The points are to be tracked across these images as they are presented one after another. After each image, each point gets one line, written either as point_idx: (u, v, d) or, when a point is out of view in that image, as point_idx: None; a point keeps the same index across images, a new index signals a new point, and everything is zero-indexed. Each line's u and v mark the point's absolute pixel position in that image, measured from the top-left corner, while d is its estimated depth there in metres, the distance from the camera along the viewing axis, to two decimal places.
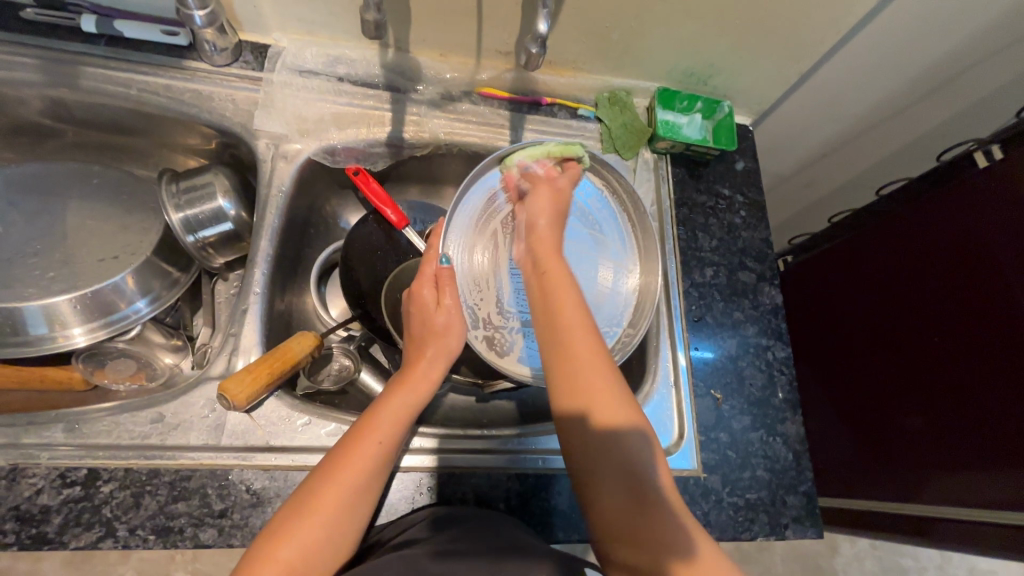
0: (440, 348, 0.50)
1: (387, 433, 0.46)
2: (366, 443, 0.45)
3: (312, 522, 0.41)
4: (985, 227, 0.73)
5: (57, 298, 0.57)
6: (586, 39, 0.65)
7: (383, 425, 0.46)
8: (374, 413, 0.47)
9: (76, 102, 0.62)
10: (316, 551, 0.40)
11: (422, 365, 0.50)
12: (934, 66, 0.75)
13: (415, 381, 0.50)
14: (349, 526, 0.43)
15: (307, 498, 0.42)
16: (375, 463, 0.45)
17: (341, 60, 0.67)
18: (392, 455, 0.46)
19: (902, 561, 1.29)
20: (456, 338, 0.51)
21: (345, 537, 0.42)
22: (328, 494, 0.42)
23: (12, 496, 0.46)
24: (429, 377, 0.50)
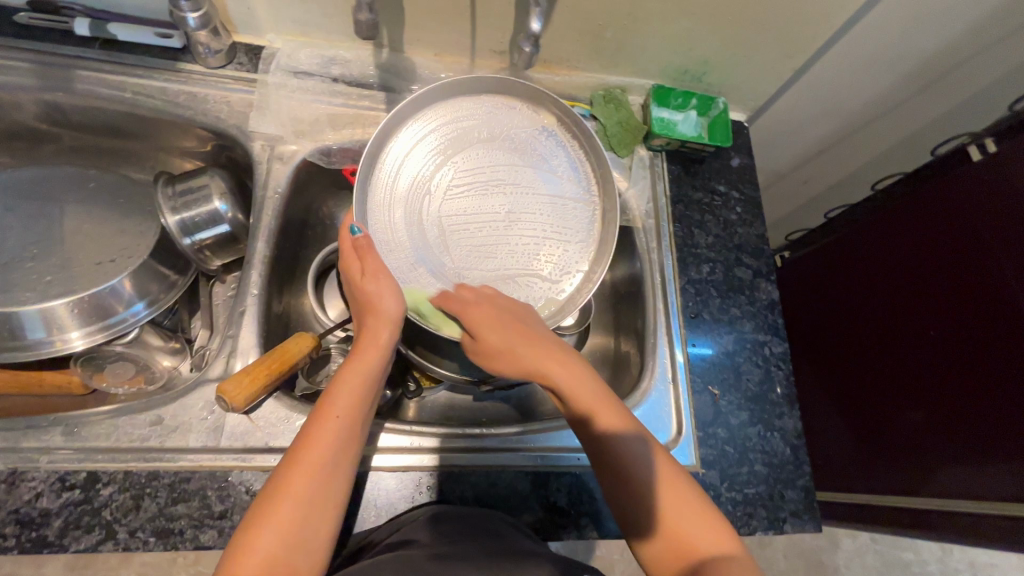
0: (383, 317, 0.50)
1: (342, 407, 0.44)
2: (323, 420, 0.43)
3: (282, 506, 0.39)
4: (981, 221, 0.73)
5: (54, 302, 0.57)
6: (580, 37, 0.65)
7: (338, 400, 0.45)
8: (329, 391, 0.45)
9: (72, 106, 0.62)
10: (298, 536, 0.39)
11: (371, 335, 0.49)
12: (928, 61, 0.75)
13: (365, 349, 0.48)
14: (327, 504, 0.41)
15: (274, 487, 0.40)
16: (337, 436, 0.43)
17: (335, 61, 0.67)
18: (355, 427, 0.45)
19: (902, 554, 1.30)
20: (395, 302, 0.50)
21: (328, 517, 0.41)
22: (294, 478, 0.40)
23: (11, 500, 0.46)
24: (380, 344, 0.49)
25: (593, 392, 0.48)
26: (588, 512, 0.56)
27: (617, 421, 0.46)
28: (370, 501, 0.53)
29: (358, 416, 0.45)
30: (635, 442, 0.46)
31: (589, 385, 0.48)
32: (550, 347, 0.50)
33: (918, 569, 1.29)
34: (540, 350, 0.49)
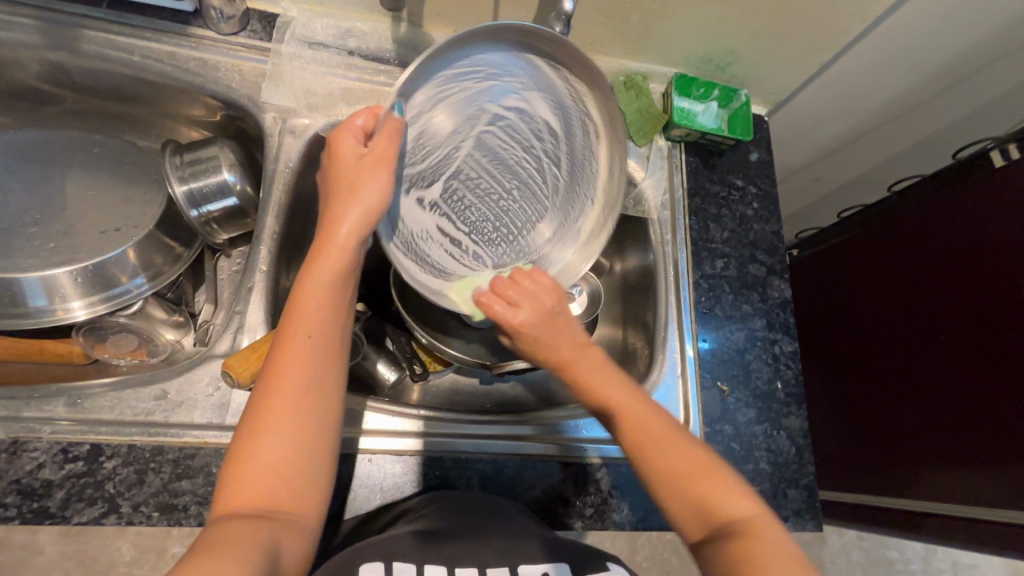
0: (357, 204, 0.44)
1: (312, 326, 0.41)
2: (298, 338, 0.41)
3: (268, 440, 0.38)
4: (994, 228, 0.73)
5: (58, 270, 0.55)
6: (605, 20, 0.63)
7: (309, 311, 0.42)
8: (293, 308, 0.42)
9: (77, 68, 0.60)
10: (293, 463, 0.38)
11: (342, 228, 0.44)
12: (953, 63, 0.74)
13: (327, 249, 0.43)
14: (317, 425, 0.40)
15: (255, 415, 0.39)
16: (315, 350, 0.41)
17: (352, 33, 0.65)
18: (332, 334, 0.43)
19: (887, 552, 1.32)
20: (370, 204, 0.44)
21: (320, 431, 0.40)
22: (275, 405, 0.39)
23: (13, 470, 0.45)
24: (336, 245, 0.43)
25: (606, 371, 0.48)
26: (592, 503, 0.56)
27: (631, 402, 0.46)
28: (376, 484, 0.52)
29: (332, 329, 0.43)
30: (656, 427, 0.45)
31: (607, 370, 0.48)
32: (573, 334, 0.48)
33: (901, 568, 1.32)
34: (567, 334, 0.48)
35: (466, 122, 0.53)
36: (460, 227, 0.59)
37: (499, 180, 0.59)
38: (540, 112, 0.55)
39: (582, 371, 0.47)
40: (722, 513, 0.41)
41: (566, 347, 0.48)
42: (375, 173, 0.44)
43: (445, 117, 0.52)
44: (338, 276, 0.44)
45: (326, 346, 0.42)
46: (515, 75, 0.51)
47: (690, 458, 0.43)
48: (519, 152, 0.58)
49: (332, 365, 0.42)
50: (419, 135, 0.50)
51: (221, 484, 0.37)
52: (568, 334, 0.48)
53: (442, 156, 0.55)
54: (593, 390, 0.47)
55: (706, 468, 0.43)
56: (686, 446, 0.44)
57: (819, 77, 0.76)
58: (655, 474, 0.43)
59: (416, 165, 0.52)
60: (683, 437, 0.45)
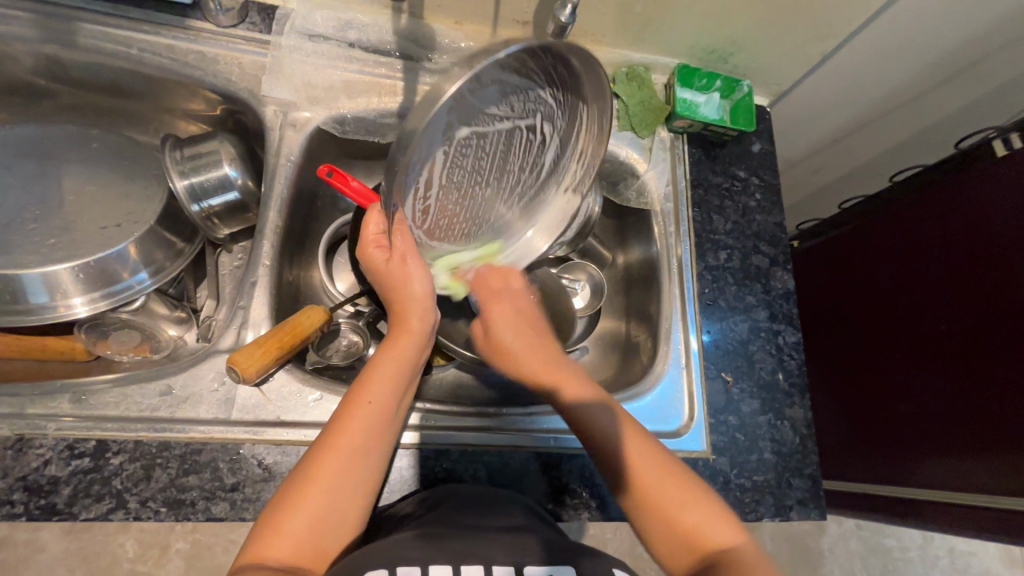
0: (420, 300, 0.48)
1: (375, 395, 0.45)
2: (355, 410, 0.44)
3: (309, 495, 0.40)
4: (996, 218, 0.73)
5: (57, 267, 0.55)
6: (607, 10, 0.63)
7: (373, 390, 0.45)
8: (365, 376, 0.46)
9: (74, 61, 0.59)
10: (327, 521, 0.40)
11: (410, 315, 0.48)
12: (955, 52, 0.74)
13: (398, 336, 0.48)
14: (353, 494, 0.42)
15: (301, 474, 0.41)
16: (371, 423, 0.44)
17: (352, 25, 0.64)
18: (390, 417, 0.45)
19: (885, 541, 1.33)
20: (424, 284, 0.48)
21: (353, 508, 0.42)
22: (319, 469, 0.41)
23: (18, 467, 0.45)
24: (413, 328, 0.48)
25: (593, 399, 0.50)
26: (599, 494, 0.56)
27: (623, 436, 0.47)
28: (382, 477, 0.52)
29: (394, 406, 0.46)
30: (639, 448, 0.46)
31: (591, 397, 0.50)
32: (537, 343, 0.55)
33: (900, 555, 1.33)
34: (534, 343, 0.54)
35: (493, 123, 0.48)
36: (440, 222, 0.53)
37: (485, 170, 0.53)
38: (548, 130, 0.54)
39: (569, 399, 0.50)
40: (701, 541, 0.42)
41: (528, 351, 0.54)
42: (417, 261, 0.47)
43: (474, 104, 0.43)
44: (409, 357, 0.48)
45: (389, 419, 0.45)
46: (552, 91, 0.50)
47: (678, 489, 0.44)
48: (515, 152, 0.53)
49: (385, 443, 0.45)
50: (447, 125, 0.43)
51: (262, 522, 0.39)
52: (540, 353, 0.53)
53: (462, 145, 0.47)
54: (581, 417, 0.49)
55: (686, 496, 0.44)
56: (671, 476, 0.45)
57: (821, 67, 0.76)
58: (641, 503, 0.44)
59: (433, 152, 0.44)
60: (660, 473, 0.45)
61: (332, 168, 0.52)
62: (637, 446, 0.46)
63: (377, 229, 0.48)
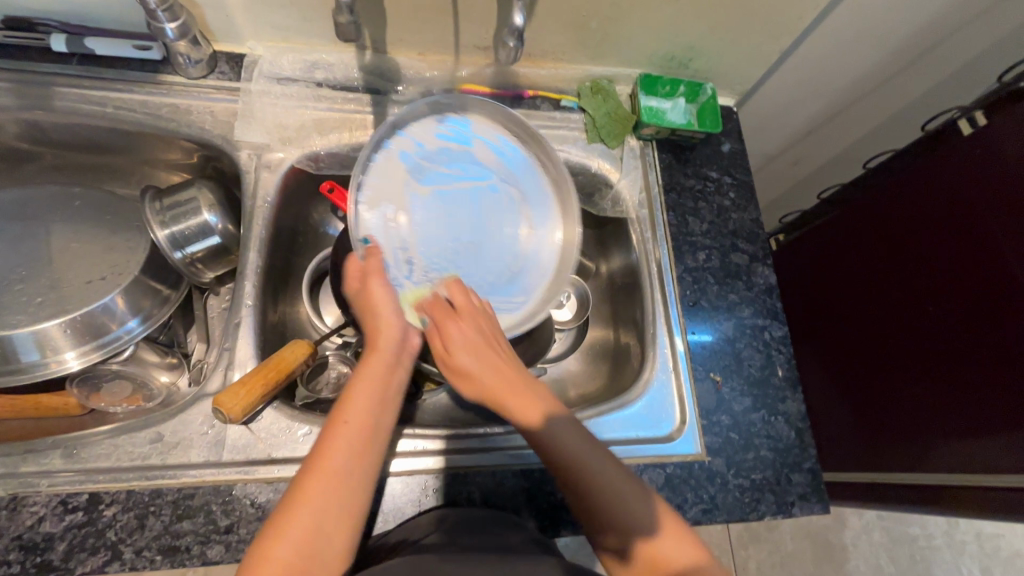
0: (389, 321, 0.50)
1: (355, 416, 0.45)
2: (334, 430, 0.44)
3: (296, 520, 0.40)
4: (974, 196, 0.73)
5: (48, 323, 0.56)
6: (563, 29, 0.65)
7: (350, 411, 0.45)
8: (344, 398, 0.46)
9: (53, 124, 0.61)
10: (313, 547, 0.39)
11: (381, 337, 0.49)
12: (913, 38, 0.75)
13: (372, 358, 0.49)
14: (338, 518, 0.41)
15: (287, 501, 0.41)
16: (349, 443, 0.44)
17: (318, 65, 0.66)
18: (369, 438, 0.45)
19: (909, 529, 1.31)
20: (390, 304, 0.50)
21: (340, 534, 0.41)
22: (303, 491, 0.41)
23: (14, 526, 0.45)
24: (385, 348, 0.49)
25: (558, 431, 0.48)
26: None
27: (530, 421, 0.47)
28: (377, 507, 0.52)
29: (375, 425, 0.46)
30: (596, 462, 0.47)
31: (530, 402, 0.48)
32: (497, 369, 0.48)
33: (925, 543, 1.30)
34: (492, 365, 0.48)
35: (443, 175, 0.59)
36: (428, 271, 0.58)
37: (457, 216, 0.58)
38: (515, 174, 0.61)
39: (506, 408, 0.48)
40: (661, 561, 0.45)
41: (490, 386, 0.48)
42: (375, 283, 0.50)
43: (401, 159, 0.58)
44: (386, 376, 0.48)
45: (369, 436, 0.45)
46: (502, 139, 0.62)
47: (621, 511, 0.46)
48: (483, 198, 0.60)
49: (368, 462, 0.44)
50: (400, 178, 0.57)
51: (247, 560, 0.38)
52: (489, 368, 0.48)
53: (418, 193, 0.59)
54: (528, 426, 0.48)
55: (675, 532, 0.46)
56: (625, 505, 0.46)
57: (782, 64, 0.77)
58: (592, 520, 0.47)
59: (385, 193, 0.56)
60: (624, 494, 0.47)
61: (333, 187, 0.62)
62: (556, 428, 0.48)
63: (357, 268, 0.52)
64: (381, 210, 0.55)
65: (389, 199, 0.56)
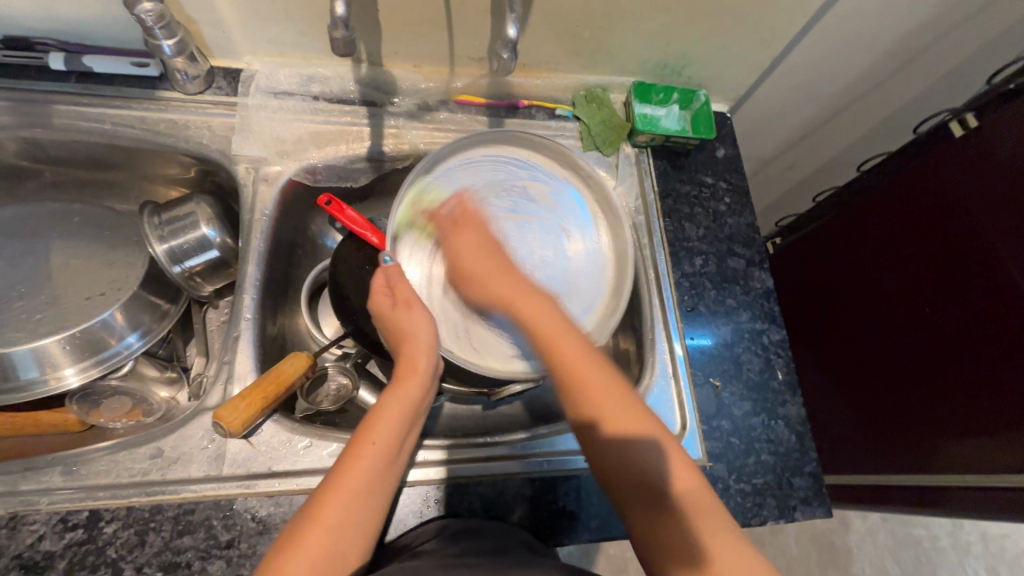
0: (424, 343, 0.51)
1: (382, 435, 0.45)
2: (364, 448, 0.44)
3: (314, 535, 0.40)
4: (968, 197, 0.74)
5: (46, 340, 0.56)
6: (557, 39, 0.65)
7: (381, 429, 0.46)
8: (371, 416, 0.47)
9: (51, 141, 0.61)
10: (330, 562, 0.39)
11: (413, 358, 0.50)
12: (903, 43, 0.76)
13: (405, 378, 0.49)
14: (355, 534, 0.41)
15: (309, 512, 0.41)
16: (377, 462, 0.44)
17: (314, 79, 0.67)
18: (394, 459, 0.46)
19: (914, 531, 1.30)
20: (428, 333, 0.51)
21: (351, 551, 0.41)
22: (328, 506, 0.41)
23: (13, 544, 0.45)
24: (419, 369, 0.50)
25: (619, 401, 0.47)
26: (597, 514, 0.56)
27: (608, 394, 0.47)
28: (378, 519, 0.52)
29: (399, 445, 0.47)
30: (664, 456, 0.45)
31: (613, 382, 0.48)
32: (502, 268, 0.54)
33: (930, 545, 1.29)
34: (567, 338, 0.50)
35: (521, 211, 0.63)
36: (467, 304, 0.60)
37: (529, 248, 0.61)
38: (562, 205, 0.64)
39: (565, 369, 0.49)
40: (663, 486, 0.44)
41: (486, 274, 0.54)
42: (415, 314, 0.51)
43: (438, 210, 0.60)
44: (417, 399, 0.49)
45: (394, 458, 0.46)
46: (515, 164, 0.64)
47: (626, 411, 0.47)
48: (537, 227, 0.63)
49: (388, 483, 0.45)
50: (446, 229, 0.60)
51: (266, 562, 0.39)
52: (487, 264, 0.54)
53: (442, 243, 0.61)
54: (576, 379, 0.48)
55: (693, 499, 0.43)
56: (634, 415, 0.47)
57: (775, 70, 0.78)
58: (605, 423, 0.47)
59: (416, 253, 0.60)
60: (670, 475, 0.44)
61: (331, 199, 0.63)
62: (595, 375, 0.48)
63: (382, 283, 0.53)
64: (422, 261, 0.59)
65: (429, 247, 0.60)
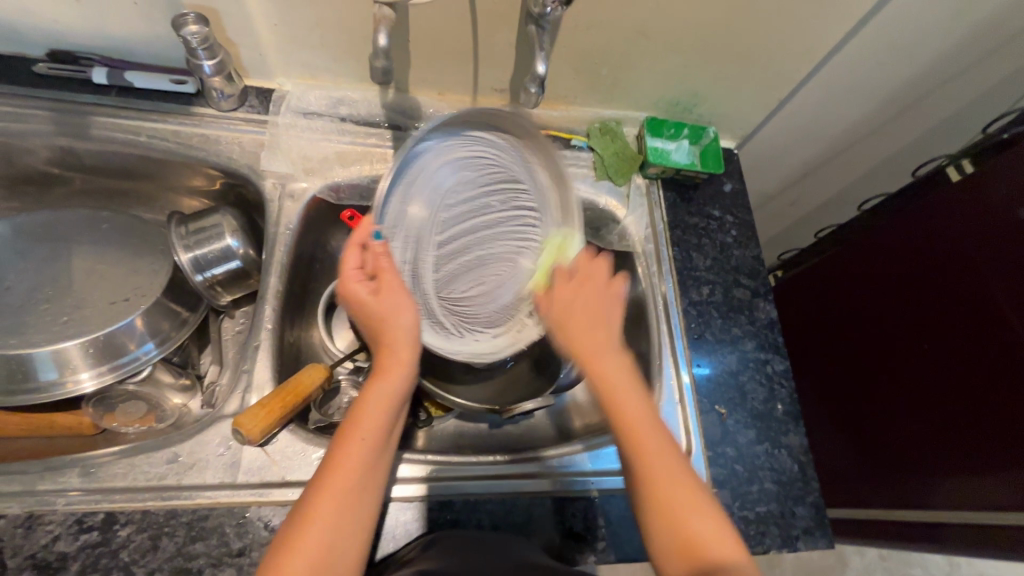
0: (399, 329, 0.50)
1: (369, 427, 0.45)
2: (348, 442, 0.44)
3: (309, 534, 0.40)
4: (963, 239, 0.77)
5: (68, 344, 0.57)
6: (576, 75, 0.69)
7: (366, 421, 0.46)
8: (356, 409, 0.46)
9: (86, 150, 0.64)
10: (325, 562, 0.40)
11: (393, 350, 0.50)
12: (903, 92, 0.80)
13: (388, 370, 0.49)
14: (351, 532, 0.42)
15: (302, 511, 0.41)
16: (365, 456, 0.44)
17: (343, 102, 0.70)
18: (382, 448, 0.46)
19: (912, 570, 1.29)
20: (409, 318, 0.51)
21: (350, 546, 0.42)
22: (321, 503, 0.41)
23: (28, 544, 0.46)
24: (404, 360, 0.49)
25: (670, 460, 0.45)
26: (604, 536, 0.56)
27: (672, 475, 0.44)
28: (387, 532, 0.53)
29: (386, 434, 0.47)
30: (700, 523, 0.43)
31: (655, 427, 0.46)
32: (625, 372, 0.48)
33: None
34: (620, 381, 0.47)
35: (489, 207, 0.64)
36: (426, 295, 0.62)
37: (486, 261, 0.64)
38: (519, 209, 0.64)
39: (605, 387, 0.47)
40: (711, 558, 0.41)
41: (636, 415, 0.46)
42: (393, 295, 0.51)
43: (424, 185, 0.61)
44: (398, 388, 0.48)
45: (381, 446, 0.46)
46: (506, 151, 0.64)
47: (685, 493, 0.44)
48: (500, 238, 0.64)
49: (377, 474, 0.45)
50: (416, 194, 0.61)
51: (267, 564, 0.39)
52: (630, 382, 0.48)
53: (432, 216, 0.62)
54: (608, 393, 0.46)
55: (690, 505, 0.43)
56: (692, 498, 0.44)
57: (781, 111, 0.81)
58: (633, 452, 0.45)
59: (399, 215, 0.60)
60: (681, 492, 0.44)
61: (353, 215, 0.64)
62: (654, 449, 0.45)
63: (357, 264, 0.52)
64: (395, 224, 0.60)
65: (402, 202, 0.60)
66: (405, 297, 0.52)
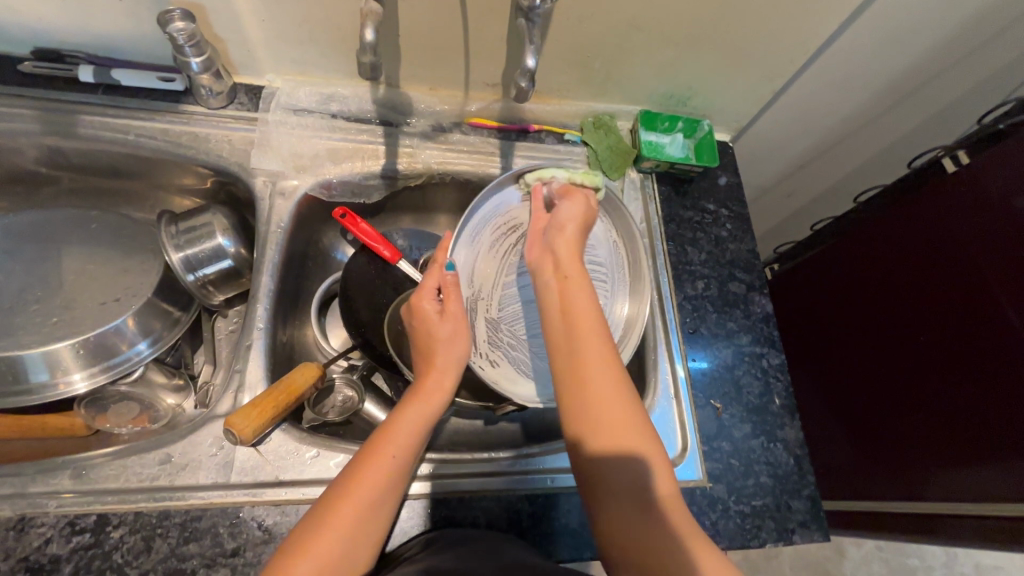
0: (448, 356, 0.51)
1: (406, 439, 0.47)
2: (379, 455, 0.45)
3: (323, 538, 0.40)
4: (960, 232, 0.77)
5: (58, 345, 0.57)
6: (568, 68, 0.68)
7: (399, 438, 0.46)
8: (390, 425, 0.47)
9: (74, 149, 0.63)
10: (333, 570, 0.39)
11: (437, 375, 0.50)
12: (899, 84, 0.79)
13: (428, 392, 0.49)
14: (366, 542, 0.42)
15: (323, 515, 0.42)
16: (393, 472, 0.45)
17: (333, 98, 0.69)
18: (407, 470, 0.46)
19: (909, 561, 1.30)
20: (457, 351, 0.52)
21: (363, 555, 0.42)
22: (341, 512, 0.42)
23: (20, 547, 0.46)
24: (446, 386, 0.50)
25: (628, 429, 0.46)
26: None
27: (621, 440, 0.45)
28: None
29: (414, 454, 0.47)
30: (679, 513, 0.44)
31: (637, 426, 0.46)
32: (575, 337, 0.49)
33: None
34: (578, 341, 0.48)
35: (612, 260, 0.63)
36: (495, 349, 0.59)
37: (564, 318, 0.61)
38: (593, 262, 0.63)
39: (581, 362, 0.47)
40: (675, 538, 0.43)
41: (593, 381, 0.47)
42: (446, 324, 0.52)
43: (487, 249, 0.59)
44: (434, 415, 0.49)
45: (409, 466, 0.46)
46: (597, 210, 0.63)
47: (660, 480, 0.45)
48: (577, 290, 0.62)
49: (398, 493, 0.45)
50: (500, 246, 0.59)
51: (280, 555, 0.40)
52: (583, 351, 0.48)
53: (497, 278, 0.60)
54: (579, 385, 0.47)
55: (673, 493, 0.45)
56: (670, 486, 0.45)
57: (775, 103, 0.80)
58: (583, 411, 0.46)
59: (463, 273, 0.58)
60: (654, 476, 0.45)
61: (346, 212, 0.65)
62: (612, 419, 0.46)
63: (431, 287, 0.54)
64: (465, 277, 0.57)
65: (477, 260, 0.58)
66: (465, 331, 0.53)
